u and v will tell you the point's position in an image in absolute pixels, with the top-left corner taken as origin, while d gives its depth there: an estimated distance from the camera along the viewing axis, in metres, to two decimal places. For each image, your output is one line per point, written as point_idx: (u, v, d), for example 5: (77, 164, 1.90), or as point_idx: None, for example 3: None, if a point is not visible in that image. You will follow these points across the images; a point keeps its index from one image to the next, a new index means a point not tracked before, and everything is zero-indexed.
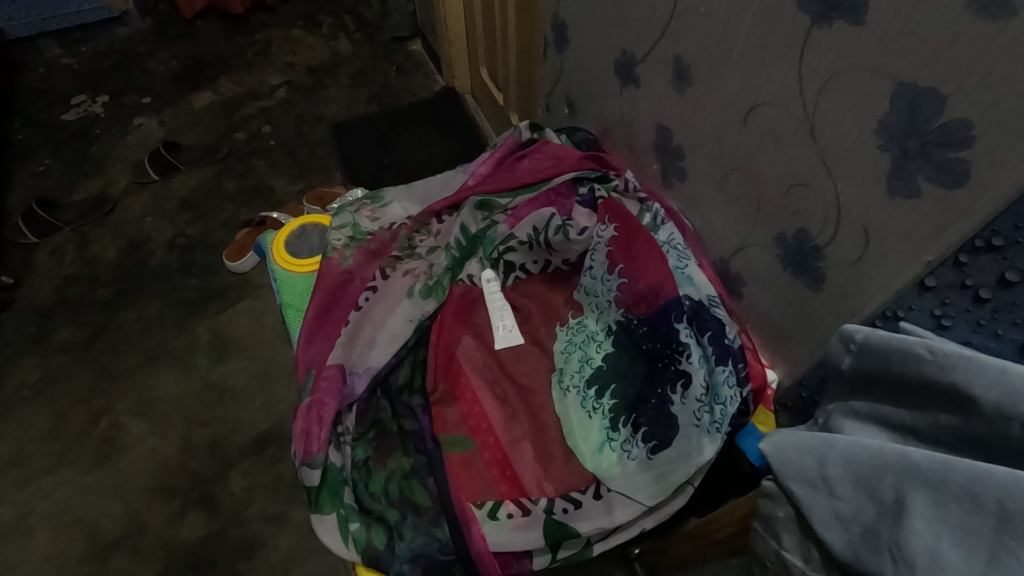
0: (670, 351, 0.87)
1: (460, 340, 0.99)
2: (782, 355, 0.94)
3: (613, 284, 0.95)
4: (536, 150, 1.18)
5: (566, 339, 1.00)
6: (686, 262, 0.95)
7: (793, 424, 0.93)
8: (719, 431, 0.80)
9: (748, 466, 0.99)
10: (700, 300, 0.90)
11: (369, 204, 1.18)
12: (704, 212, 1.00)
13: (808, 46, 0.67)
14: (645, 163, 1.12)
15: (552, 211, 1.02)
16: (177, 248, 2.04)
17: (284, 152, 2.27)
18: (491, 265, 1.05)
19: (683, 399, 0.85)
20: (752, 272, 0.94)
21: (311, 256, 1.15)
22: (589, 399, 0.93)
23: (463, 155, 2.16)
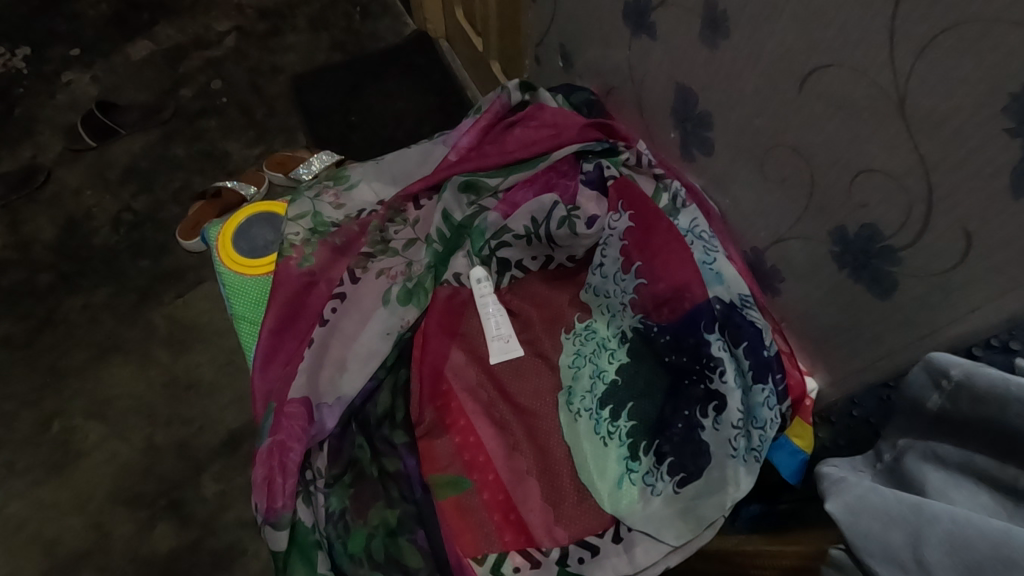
0: (699, 368, 0.77)
1: (449, 356, 0.84)
2: (824, 361, 0.81)
3: (629, 285, 0.82)
4: (529, 115, 1.00)
5: (573, 350, 0.85)
6: (714, 256, 0.82)
7: (836, 441, 0.80)
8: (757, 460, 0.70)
9: (777, 481, 0.88)
10: (732, 301, 0.79)
11: (331, 186, 0.99)
12: (733, 194, 0.84)
13: None
14: (660, 131, 0.94)
15: (554, 198, 0.87)
16: (123, 225, 1.82)
17: (238, 111, 2.01)
18: (482, 263, 0.88)
19: (716, 424, 0.74)
20: (794, 266, 0.79)
21: (264, 252, 0.95)
22: (604, 423, 0.79)
23: (441, 110, 1.94)
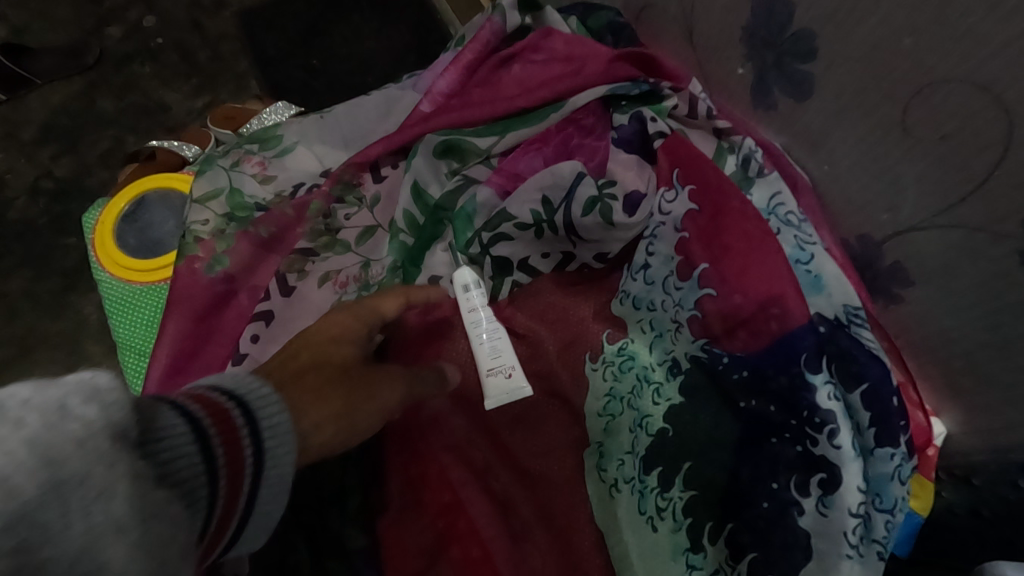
0: (795, 423, 0.52)
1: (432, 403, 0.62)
2: (962, 402, 0.57)
3: (687, 297, 0.57)
4: (533, 47, 0.71)
5: (605, 388, 0.62)
6: (811, 252, 0.56)
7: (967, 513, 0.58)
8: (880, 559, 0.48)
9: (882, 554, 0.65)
10: (837, 319, 0.53)
11: (255, 151, 0.70)
12: (836, 156, 0.57)
13: None
14: (720, 67, 0.65)
15: (578, 166, 0.60)
16: (43, 195, 1.52)
17: (175, 53, 1.67)
18: (469, 262, 0.64)
19: (823, 508, 0.50)
20: (933, 271, 0.52)
21: (158, 253, 0.71)
22: (650, 497, 0.58)
23: (419, 50, 1.62)
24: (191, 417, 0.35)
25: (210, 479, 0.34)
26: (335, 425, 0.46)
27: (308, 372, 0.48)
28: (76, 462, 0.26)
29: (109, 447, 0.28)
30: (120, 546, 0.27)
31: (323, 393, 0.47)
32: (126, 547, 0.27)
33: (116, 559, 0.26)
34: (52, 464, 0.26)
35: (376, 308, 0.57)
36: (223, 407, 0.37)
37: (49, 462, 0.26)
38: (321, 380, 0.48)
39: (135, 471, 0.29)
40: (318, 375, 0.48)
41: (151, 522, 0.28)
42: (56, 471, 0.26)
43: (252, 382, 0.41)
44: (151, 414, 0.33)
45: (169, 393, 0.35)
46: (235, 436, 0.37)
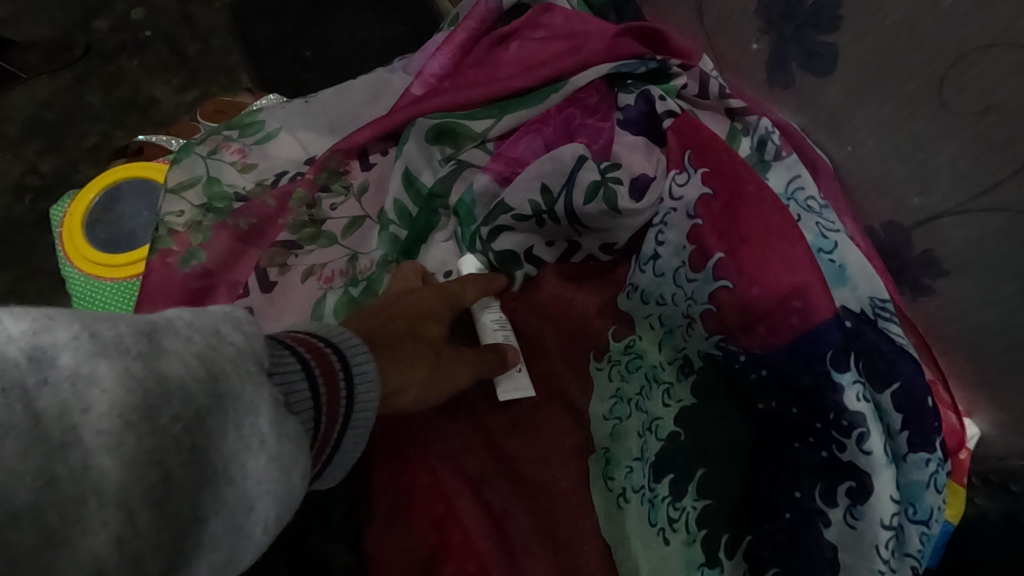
0: (820, 426, 0.47)
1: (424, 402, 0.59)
2: (999, 401, 0.52)
3: (700, 290, 0.52)
4: (531, 23, 0.66)
5: (612, 390, 0.58)
6: (834, 240, 0.52)
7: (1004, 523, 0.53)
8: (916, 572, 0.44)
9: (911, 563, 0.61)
10: (862, 313, 0.49)
11: (235, 138, 0.66)
12: (861, 135, 0.52)
13: None
14: (732, 43, 0.61)
15: (581, 150, 0.56)
16: (29, 192, 1.48)
17: (164, 45, 1.63)
18: (477, 251, 0.60)
19: (852, 519, 0.45)
20: (967, 259, 0.48)
21: (129, 246, 0.67)
22: (661, 508, 0.53)
23: (414, 40, 1.57)
24: (301, 357, 0.37)
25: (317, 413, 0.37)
26: (414, 392, 0.51)
27: (405, 345, 0.51)
28: (233, 379, 0.29)
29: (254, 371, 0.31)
30: (262, 459, 0.29)
31: (413, 362, 0.51)
32: (266, 461, 0.30)
33: (258, 472, 0.29)
34: (216, 379, 0.28)
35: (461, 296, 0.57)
36: (323, 349, 0.40)
37: (213, 378, 0.28)
38: (416, 359, 0.51)
39: (274, 395, 0.31)
40: (414, 351, 0.52)
41: (285, 444, 0.31)
42: (218, 385, 0.28)
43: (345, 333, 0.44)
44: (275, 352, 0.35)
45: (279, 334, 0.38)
46: (333, 376, 0.39)
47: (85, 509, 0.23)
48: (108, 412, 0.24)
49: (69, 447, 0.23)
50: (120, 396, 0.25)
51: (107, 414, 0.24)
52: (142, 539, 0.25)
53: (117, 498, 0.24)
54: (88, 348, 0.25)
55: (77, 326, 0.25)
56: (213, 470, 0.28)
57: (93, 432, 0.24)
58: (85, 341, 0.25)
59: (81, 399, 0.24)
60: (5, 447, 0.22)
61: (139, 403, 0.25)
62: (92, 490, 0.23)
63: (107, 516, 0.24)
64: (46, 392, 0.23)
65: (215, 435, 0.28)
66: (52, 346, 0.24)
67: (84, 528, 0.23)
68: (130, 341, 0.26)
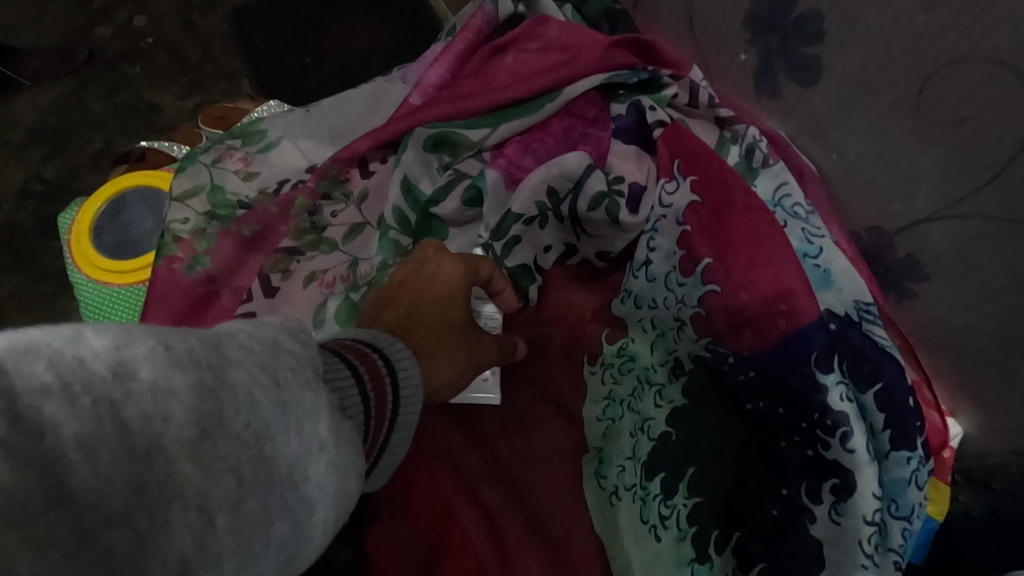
0: (806, 426, 0.49)
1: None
2: (978, 401, 0.54)
3: (691, 294, 0.54)
4: (527, 35, 0.68)
5: (604, 392, 0.60)
6: (819, 245, 0.53)
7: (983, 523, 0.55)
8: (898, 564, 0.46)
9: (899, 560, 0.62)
10: (847, 316, 0.50)
11: (237, 147, 0.67)
12: (845, 144, 0.54)
13: None
14: (724, 53, 0.62)
15: (589, 159, 0.58)
16: (33, 197, 1.51)
17: (166, 51, 1.65)
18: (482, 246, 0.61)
19: (835, 515, 0.47)
20: (945, 265, 0.50)
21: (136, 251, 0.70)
22: (653, 505, 0.55)
23: (413, 47, 1.59)
24: (352, 366, 0.37)
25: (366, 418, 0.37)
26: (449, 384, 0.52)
27: (442, 336, 0.52)
28: (295, 386, 0.29)
29: (312, 377, 0.31)
30: (321, 463, 0.29)
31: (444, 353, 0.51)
32: (325, 465, 0.29)
33: (318, 476, 0.29)
34: (279, 386, 0.28)
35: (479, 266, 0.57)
36: (371, 357, 0.40)
37: (277, 385, 0.28)
38: (454, 347, 0.52)
39: (330, 401, 0.31)
40: (450, 342, 0.52)
41: (342, 448, 0.31)
42: (282, 392, 0.28)
43: (384, 336, 0.44)
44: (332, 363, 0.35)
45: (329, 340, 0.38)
46: (379, 379, 0.40)
47: (171, 512, 0.23)
48: (187, 420, 0.24)
49: (154, 455, 0.23)
50: (196, 404, 0.25)
51: (184, 422, 0.24)
52: (220, 540, 0.24)
53: (199, 502, 0.24)
54: (164, 360, 0.24)
55: (153, 339, 0.25)
56: (279, 475, 0.27)
57: (175, 440, 0.24)
58: (161, 355, 0.25)
59: (161, 408, 0.24)
60: (98, 457, 0.22)
61: (212, 409, 0.25)
62: (175, 495, 0.23)
63: (190, 521, 0.24)
64: (131, 403, 0.23)
65: (280, 441, 0.28)
66: (133, 359, 0.24)
67: (168, 533, 0.23)
68: (200, 352, 0.26)
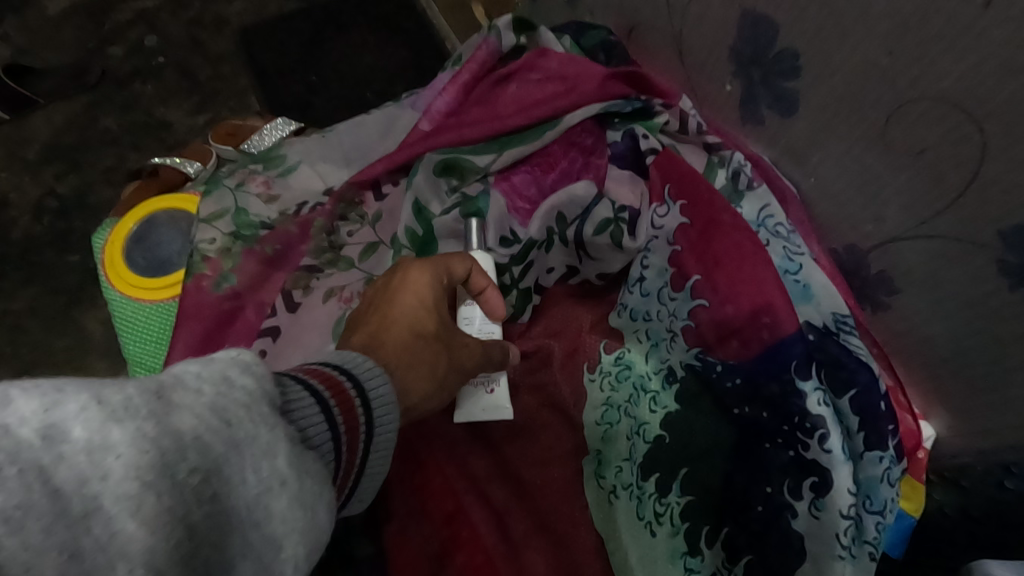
0: (787, 428, 0.53)
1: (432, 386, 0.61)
2: (947, 405, 0.59)
3: (682, 308, 0.59)
4: (529, 66, 0.73)
5: (602, 398, 0.64)
6: (798, 262, 0.58)
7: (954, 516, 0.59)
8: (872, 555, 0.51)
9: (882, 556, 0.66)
10: (825, 328, 0.55)
11: (260, 171, 0.72)
12: (822, 169, 0.59)
13: None
14: (711, 84, 0.67)
15: (592, 187, 0.64)
16: (47, 212, 1.55)
17: (176, 70, 1.70)
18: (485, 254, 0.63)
19: (815, 510, 0.51)
20: (914, 279, 0.55)
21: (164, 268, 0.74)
22: (649, 503, 0.59)
23: (416, 65, 1.65)
24: (315, 392, 0.38)
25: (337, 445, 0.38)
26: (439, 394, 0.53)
27: (412, 347, 0.51)
28: (248, 423, 0.31)
29: (266, 413, 0.32)
30: (283, 498, 0.31)
31: (428, 364, 0.51)
32: (287, 500, 0.31)
33: (280, 512, 0.31)
34: (229, 426, 0.30)
35: (444, 265, 0.57)
36: (337, 380, 0.41)
37: (230, 424, 0.30)
38: (425, 355, 0.51)
39: (286, 435, 0.33)
40: (422, 350, 0.51)
41: (305, 480, 0.33)
42: (234, 432, 0.30)
43: (352, 356, 0.44)
44: (289, 394, 0.36)
45: (289, 368, 0.39)
46: (347, 404, 0.41)
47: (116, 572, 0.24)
48: (127, 476, 0.25)
49: (90, 515, 0.24)
50: (137, 458, 0.26)
51: (126, 477, 0.25)
52: None
53: (145, 558, 0.25)
54: (99, 417, 0.26)
55: (86, 394, 0.26)
56: (235, 514, 0.29)
57: (114, 499, 0.25)
58: (95, 411, 0.26)
59: (99, 467, 0.25)
60: (30, 526, 0.23)
61: (156, 461, 0.26)
62: (119, 555, 0.24)
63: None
64: (64, 467, 0.24)
65: (233, 482, 0.29)
66: (64, 422, 0.25)
67: None
68: (142, 402, 0.27)
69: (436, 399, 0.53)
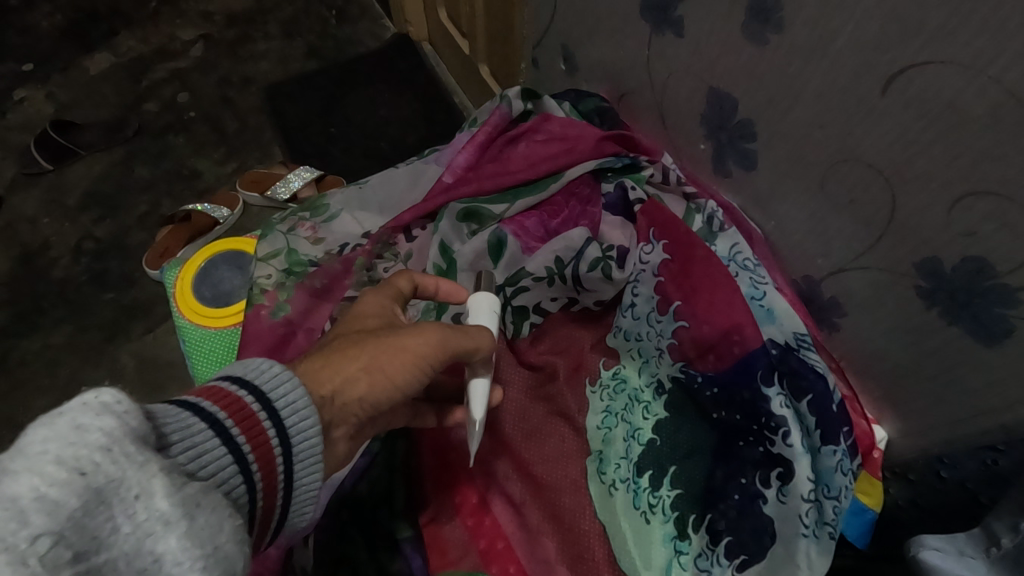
0: (756, 427, 0.64)
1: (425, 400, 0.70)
2: (896, 411, 0.69)
3: (667, 329, 0.70)
4: (535, 128, 0.87)
5: (602, 407, 0.75)
6: (764, 289, 0.69)
7: (912, 502, 0.69)
8: (831, 534, 0.60)
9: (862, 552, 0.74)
10: (787, 343, 0.66)
11: (307, 218, 0.85)
12: (779, 213, 0.71)
13: None
14: (687, 142, 0.81)
15: (585, 232, 0.76)
16: (85, 254, 1.66)
17: (207, 124, 1.87)
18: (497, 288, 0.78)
19: (782, 496, 0.62)
20: (859, 302, 0.66)
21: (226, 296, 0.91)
22: (643, 495, 0.69)
23: (427, 117, 1.80)
24: (207, 415, 0.44)
25: (239, 465, 0.44)
26: (367, 381, 0.56)
27: (334, 343, 0.58)
28: (108, 469, 0.33)
29: (134, 453, 0.35)
30: (171, 536, 0.34)
31: (349, 355, 0.56)
32: (176, 538, 0.34)
33: (170, 549, 0.33)
34: (84, 475, 0.32)
35: (393, 285, 0.66)
36: (234, 397, 0.46)
37: (85, 474, 0.32)
38: (350, 343, 0.57)
39: (161, 471, 0.35)
40: (342, 344, 0.57)
41: (191, 515, 0.35)
42: (90, 480, 0.32)
43: (252, 363, 0.48)
44: (172, 426, 0.42)
45: (181, 396, 0.45)
46: (252, 424, 0.45)
47: None
48: None
49: None
50: None
51: None
52: None
53: None
54: None
55: None
56: (120, 560, 0.33)
57: None
58: None
59: None
60: None
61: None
62: None
63: None
64: None
65: (107, 529, 0.33)
66: None
67: None
68: None
69: (375, 382, 0.56)
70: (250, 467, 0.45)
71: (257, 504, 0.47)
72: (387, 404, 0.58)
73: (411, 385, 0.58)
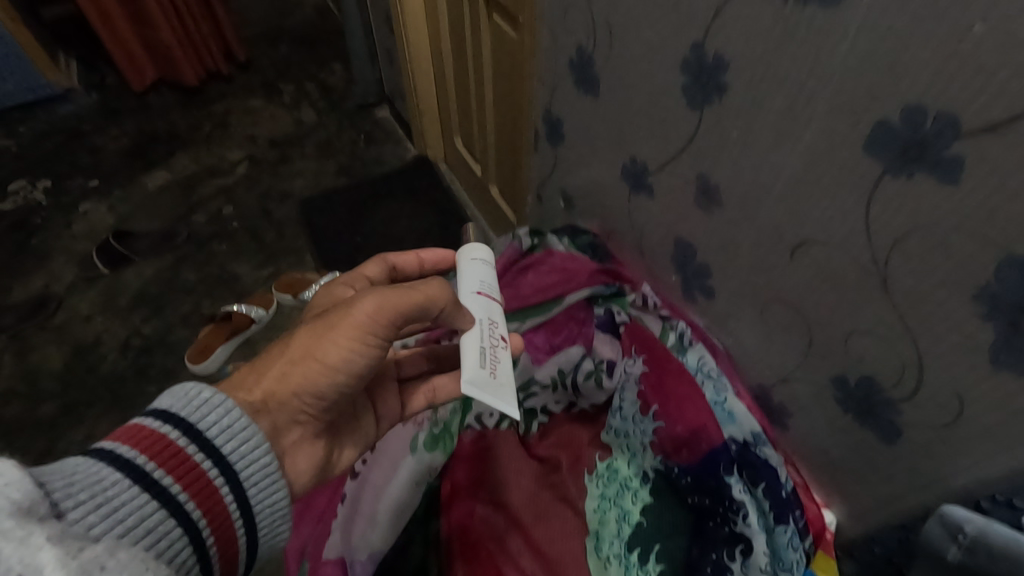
0: (722, 510, 0.79)
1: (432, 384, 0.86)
2: (840, 497, 0.84)
3: (647, 427, 0.87)
4: (541, 261, 1.09)
5: (597, 493, 0.90)
6: (724, 395, 0.86)
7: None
8: None
9: None
10: (745, 441, 0.82)
11: None
12: (735, 334, 0.90)
13: (875, 203, 0.59)
14: (661, 273, 1.01)
15: (581, 350, 0.95)
16: (132, 350, 1.84)
17: (248, 234, 2.12)
18: None
19: (745, 569, 0.76)
20: (800, 407, 0.83)
21: None
22: (633, 569, 0.82)
23: (443, 228, 2.05)
24: (133, 465, 0.52)
25: (170, 506, 0.53)
26: (303, 371, 0.65)
27: (274, 348, 0.68)
28: None
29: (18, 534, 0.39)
30: None
31: (285, 353, 0.66)
32: None
33: None
34: None
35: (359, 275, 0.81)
36: (160, 438, 0.55)
37: None
38: (290, 338, 0.67)
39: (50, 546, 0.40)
40: (279, 347, 0.67)
41: None
42: None
43: (179, 390, 0.58)
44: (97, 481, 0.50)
45: (105, 447, 0.53)
46: (179, 465, 0.54)
47: None
48: None
49: None
50: None
51: None
52: None
53: None
54: None
55: None
56: None
57: None
58: None
59: None
60: None
61: None
62: None
63: None
64: None
65: None
66: None
67: None
68: None
69: (311, 368, 0.65)
70: (185, 505, 0.54)
71: (204, 530, 0.56)
72: (335, 386, 0.67)
73: (350, 363, 0.65)
